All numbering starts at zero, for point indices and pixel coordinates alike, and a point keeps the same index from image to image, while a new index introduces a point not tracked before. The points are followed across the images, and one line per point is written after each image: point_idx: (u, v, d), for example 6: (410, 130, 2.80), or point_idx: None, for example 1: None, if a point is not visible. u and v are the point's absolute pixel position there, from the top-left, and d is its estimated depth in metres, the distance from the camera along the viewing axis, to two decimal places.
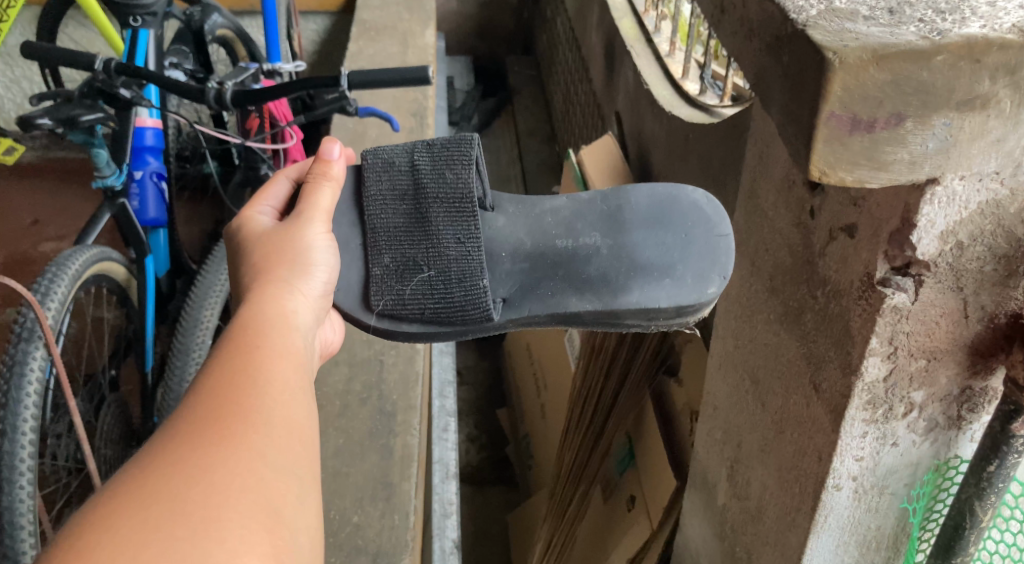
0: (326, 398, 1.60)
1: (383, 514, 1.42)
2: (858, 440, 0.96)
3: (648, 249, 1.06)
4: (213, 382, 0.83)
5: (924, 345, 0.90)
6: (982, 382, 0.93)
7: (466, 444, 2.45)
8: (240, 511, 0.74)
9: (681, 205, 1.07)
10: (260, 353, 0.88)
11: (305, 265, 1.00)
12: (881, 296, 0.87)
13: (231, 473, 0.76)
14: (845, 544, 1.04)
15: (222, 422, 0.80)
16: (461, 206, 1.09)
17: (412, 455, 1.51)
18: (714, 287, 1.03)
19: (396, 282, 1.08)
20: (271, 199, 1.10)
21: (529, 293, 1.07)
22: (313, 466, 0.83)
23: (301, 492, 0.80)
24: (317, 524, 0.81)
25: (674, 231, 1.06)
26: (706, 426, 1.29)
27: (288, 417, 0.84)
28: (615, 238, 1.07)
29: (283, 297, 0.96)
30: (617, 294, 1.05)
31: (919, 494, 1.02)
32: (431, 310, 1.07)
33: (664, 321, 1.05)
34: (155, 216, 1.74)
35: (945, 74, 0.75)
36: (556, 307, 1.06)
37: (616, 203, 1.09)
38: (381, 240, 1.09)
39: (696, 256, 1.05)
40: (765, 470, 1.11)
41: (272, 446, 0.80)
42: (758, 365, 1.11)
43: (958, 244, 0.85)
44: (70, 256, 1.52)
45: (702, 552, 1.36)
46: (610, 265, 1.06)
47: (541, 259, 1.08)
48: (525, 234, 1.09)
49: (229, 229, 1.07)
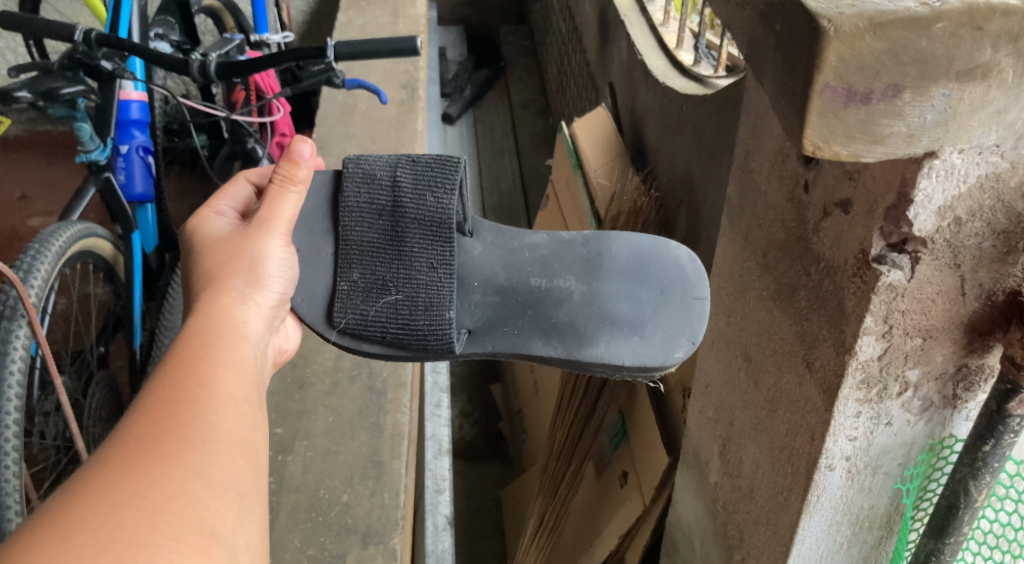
0: (317, 376, 1.58)
1: (373, 493, 1.41)
2: (852, 419, 0.94)
3: (624, 309, 1.07)
4: (156, 398, 0.82)
5: (920, 323, 0.88)
6: (979, 360, 0.91)
7: (458, 420, 2.43)
8: (170, 534, 0.73)
9: (662, 262, 1.09)
10: (203, 367, 0.87)
11: (259, 275, 1.00)
12: (876, 274, 0.85)
13: (163, 495, 0.75)
14: (837, 523, 1.03)
15: (157, 440, 0.79)
16: (437, 233, 1.09)
17: (402, 433, 1.49)
18: (681, 351, 1.05)
19: (362, 301, 1.08)
20: (230, 199, 1.10)
21: (494, 329, 1.09)
22: (258, 482, 0.83)
23: (239, 510, 0.79)
24: (258, 542, 0.80)
25: (650, 287, 1.08)
26: (698, 404, 1.27)
27: (231, 432, 0.83)
28: (592, 285, 1.08)
29: (233, 309, 0.96)
30: (583, 344, 1.06)
31: (912, 475, 1.00)
32: (393, 334, 1.08)
33: (628, 374, 1.07)
34: (141, 191, 1.72)
35: (945, 43, 0.72)
36: (521, 348, 1.07)
37: (597, 249, 1.09)
38: (352, 254, 1.09)
39: (668, 316, 1.06)
40: (757, 448, 1.10)
41: (213, 463, 0.79)
42: (750, 343, 1.09)
43: (955, 220, 0.82)
44: (53, 233, 1.49)
45: (694, 530, 1.35)
46: (581, 313, 1.07)
47: (511, 294, 1.09)
48: (499, 266, 1.10)
49: (184, 228, 1.05)
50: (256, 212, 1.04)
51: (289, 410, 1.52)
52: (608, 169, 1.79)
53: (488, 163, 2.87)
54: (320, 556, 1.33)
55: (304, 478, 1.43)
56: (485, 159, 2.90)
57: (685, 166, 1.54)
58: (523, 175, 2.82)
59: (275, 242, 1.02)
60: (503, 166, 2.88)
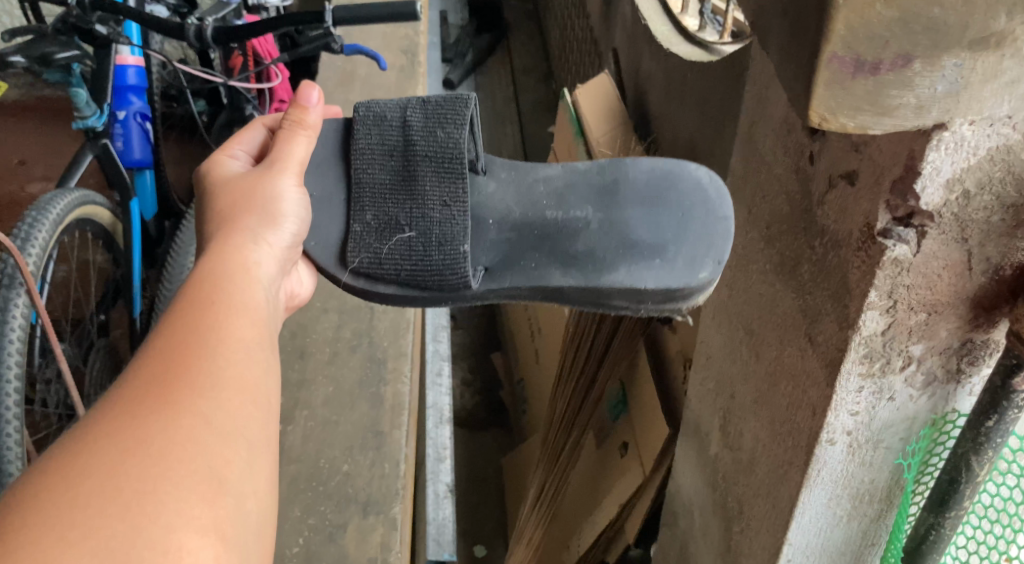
0: (317, 346, 1.58)
1: (373, 464, 1.41)
2: (853, 394, 0.93)
3: (643, 238, 1.04)
4: (163, 345, 0.81)
5: (925, 298, 0.86)
6: (984, 335, 0.89)
7: (460, 389, 2.44)
8: (178, 483, 0.72)
9: (681, 184, 1.07)
10: (214, 310, 0.86)
11: (272, 213, 0.99)
12: (881, 249, 0.83)
13: (171, 442, 0.74)
14: (837, 497, 1.03)
15: (165, 385, 0.78)
16: (450, 168, 1.07)
17: (402, 404, 1.49)
18: (707, 271, 1.01)
19: (376, 239, 1.06)
20: (245, 144, 1.09)
21: (511, 265, 1.06)
22: (267, 430, 0.82)
23: (249, 458, 0.78)
24: (267, 489, 0.79)
25: (668, 212, 1.05)
26: (699, 376, 1.26)
27: (240, 379, 0.82)
28: (608, 215, 1.06)
29: (246, 247, 0.94)
30: (601, 273, 1.03)
31: (914, 449, 0.99)
32: (409, 271, 1.06)
33: (652, 304, 1.04)
34: (139, 157, 1.70)
35: (958, 11, 0.70)
36: (539, 281, 1.05)
37: (612, 177, 1.08)
38: (366, 196, 1.07)
39: (690, 241, 1.03)
40: (757, 422, 1.09)
41: (221, 410, 0.78)
42: (752, 316, 1.08)
43: (964, 193, 0.81)
44: (51, 200, 1.48)
45: (694, 501, 1.36)
46: (598, 242, 1.05)
47: (527, 230, 1.08)
48: (514, 203, 1.09)
49: (197, 173, 1.05)
50: (268, 154, 1.04)
51: (290, 380, 1.52)
52: (610, 138, 1.77)
53: (489, 130, 2.84)
54: (321, 526, 1.34)
55: (304, 448, 1.43)
56: (487, 126, 2.87)
57: (688, 136, 1.52)
58: (524, 142, 2.79)
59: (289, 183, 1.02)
60: (505, 133, 2.85)
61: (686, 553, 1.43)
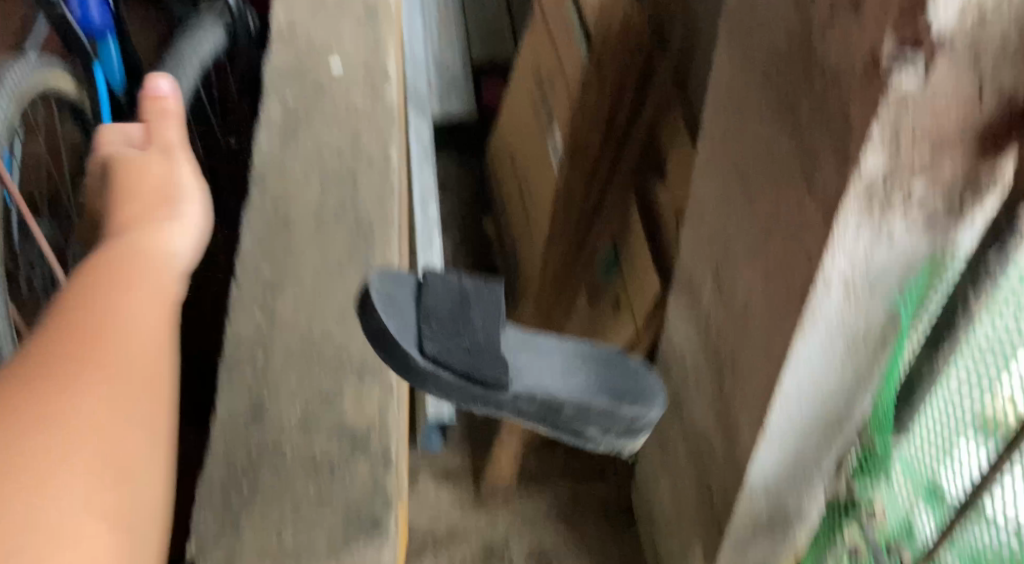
0: (301, 213, 1.54)
1: (366, 331, 1.41)
2: (852, 236, 0.91)
3: (606, 371, 0.85)
4: (45, 355, 0.77)
5: (931, 130, 0.82)
6: (992, 166, 0.85)
7: (451, 252, 2.44)
8: (60, 505, 0.69)
9: (621, 364, 0.86)
10: (91, 333, 0.81)
11: (174, 185, 1.11)
12: (888, 78, 0.79)
13: (37, 463, 0.70)
14: (833, 341, 1.03)
15: (37, 389, 0.74)
16: (496, 315, 0.81)
17: (392, 269, 1.48)
18: (657, 408, 0.81)
19: (448, 334, 0.79)
20: (123, 135, 1.25)
21: (543, 388, 0.80)
22: (154, 450, 0.80)
23: (120, 491, 0.74)
24: (157, 538, 0.79)
25: (616, 370, 0.85)
26: (693, 229, 1.25)
27: (122, 401, 0.79)
28: (600, 373, 0.84)
29: (116, 297, 0.86)
30: (617, 394, 0.81)
31: (913, 288, 0.97)
32: (473, 364, 0.78)
33: (602, 437, 0.81)
34: (99, 21, 1.65)
35: None
36: (548, 394, 0.80)
37: (576, 347, 0.87)
38: (427, 325, 0.79)
39: (613, 377, 0.84)
40: (752, 273, 1.08)
41: (95, 431, 0.75)
42: (748, 163, 1.05)
43: (980, 14, 0.75)
44: (7, 70, 1.39)
45: (689, 354, 1.37)
46: (595, 378, 0.83)
47: (580, 369, 0.84)
48: (527, 354, 0.83)
49: (98, 162, 1.20)
50: (157, 141, 1.22)
51: (275, 249, 1.49)
52: None
53: None
54: (318, 394, 1.34)
55: (296, 318, 1.41)
56: None
57: None
58: None
59: (185, 165, 1.18)
60: None
61: (683, 406, 1.45)
